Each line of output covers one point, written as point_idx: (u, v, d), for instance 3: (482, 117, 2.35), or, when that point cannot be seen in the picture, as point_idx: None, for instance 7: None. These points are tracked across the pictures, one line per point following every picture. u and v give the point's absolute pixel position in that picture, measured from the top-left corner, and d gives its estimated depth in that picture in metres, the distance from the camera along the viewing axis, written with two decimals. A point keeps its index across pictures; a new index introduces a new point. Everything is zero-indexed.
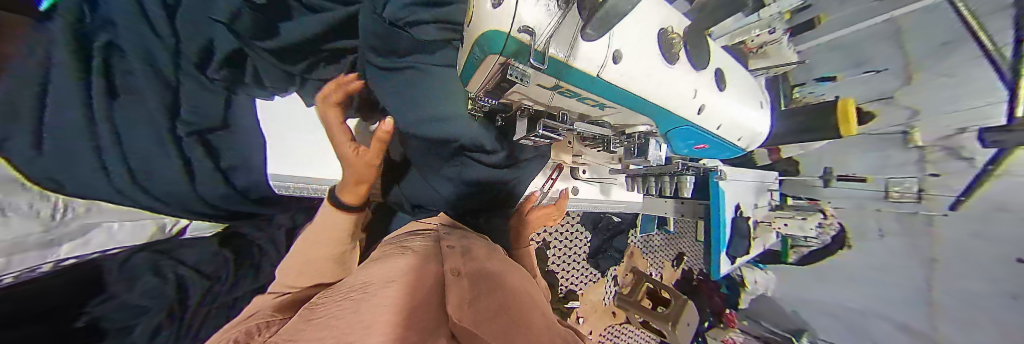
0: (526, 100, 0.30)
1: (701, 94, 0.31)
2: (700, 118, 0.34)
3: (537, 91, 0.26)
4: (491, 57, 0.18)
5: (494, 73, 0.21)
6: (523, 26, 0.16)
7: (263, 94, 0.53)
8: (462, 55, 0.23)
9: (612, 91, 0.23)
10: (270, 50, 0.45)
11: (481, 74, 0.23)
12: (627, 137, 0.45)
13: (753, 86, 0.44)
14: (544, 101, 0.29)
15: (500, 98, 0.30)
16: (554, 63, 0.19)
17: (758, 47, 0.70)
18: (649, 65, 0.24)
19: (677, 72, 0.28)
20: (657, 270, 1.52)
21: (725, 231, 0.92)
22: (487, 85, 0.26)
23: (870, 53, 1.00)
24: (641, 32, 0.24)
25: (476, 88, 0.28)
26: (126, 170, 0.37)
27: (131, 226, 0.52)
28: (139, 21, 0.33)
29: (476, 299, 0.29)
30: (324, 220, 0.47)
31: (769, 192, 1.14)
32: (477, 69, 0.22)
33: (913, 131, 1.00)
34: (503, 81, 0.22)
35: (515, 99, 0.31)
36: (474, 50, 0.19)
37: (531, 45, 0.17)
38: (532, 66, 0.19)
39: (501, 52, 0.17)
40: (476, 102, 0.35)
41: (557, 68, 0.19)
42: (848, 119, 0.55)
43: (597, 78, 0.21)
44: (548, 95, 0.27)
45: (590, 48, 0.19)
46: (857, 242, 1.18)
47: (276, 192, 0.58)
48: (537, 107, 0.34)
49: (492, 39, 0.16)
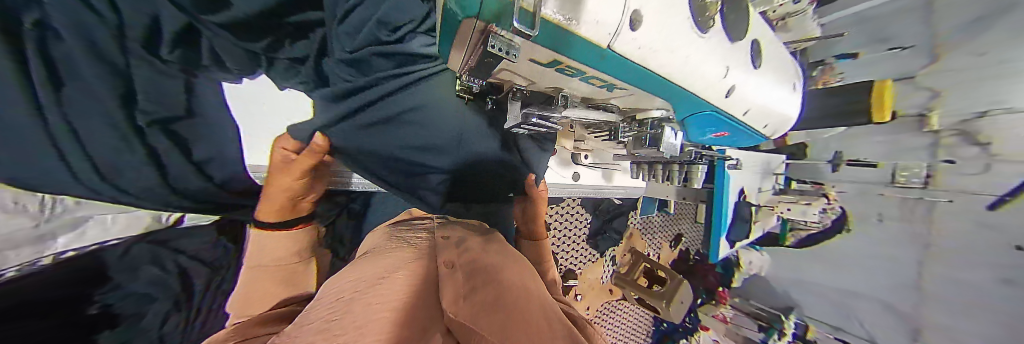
0: (517, 79, 0.27)
1: (732, 71, 0.27)
2: (727, 102, 0.30)
3: (531, 66, 0.22)
4: (470, 21, 0.15)
5: (477, 39, 0.17)
6: None
7: (229, 77, 0.47)
8: (441, 16, 0.19)
9: (627, 67, 0.20)
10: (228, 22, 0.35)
11: (463, 45, 0.20)
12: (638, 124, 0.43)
13: (786, 66, 0.39)
14: (539, 79, 0.26)
15: (488, 77, 0.27)
16: (550, 28, 0.14)
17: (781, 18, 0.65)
18: (676, 35, 0.20)
19: (709, 42, 0.23)
20: (654, 251, 1.54)
21: (726, 216, 0.91)
22: (469, 61, 0.23)
23: (898, 27, 0.93)
24: None
25: (460, 68, 0.26)
26: (99, 177, 0.34)
27: (125, 218, 0.50)
28: None
29: (471, 292, 0.28)
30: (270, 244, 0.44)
31: (774, 176, 1.11)
32: (458, 32, 0.18)
33: (930, 115, 0.95)
34: (490, 55, 0.18)
35: (506, 77, 0.27)
36: (455, 6, 0.16)
37: (515, 1, 0.12)
38: (519, 30, 0.14)
39: (480, 17, 0.14)
40: (464, 82, 0.32)
41: (557, 35, 0.15)
42: (882, 110, 0.58)
43: (607, 50, 0.17)
44: (545, 72, 0.24)
45: (604, 6, 0.14)
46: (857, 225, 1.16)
47: (258, 184, 0.55)
48: (532, 87, 0.30)
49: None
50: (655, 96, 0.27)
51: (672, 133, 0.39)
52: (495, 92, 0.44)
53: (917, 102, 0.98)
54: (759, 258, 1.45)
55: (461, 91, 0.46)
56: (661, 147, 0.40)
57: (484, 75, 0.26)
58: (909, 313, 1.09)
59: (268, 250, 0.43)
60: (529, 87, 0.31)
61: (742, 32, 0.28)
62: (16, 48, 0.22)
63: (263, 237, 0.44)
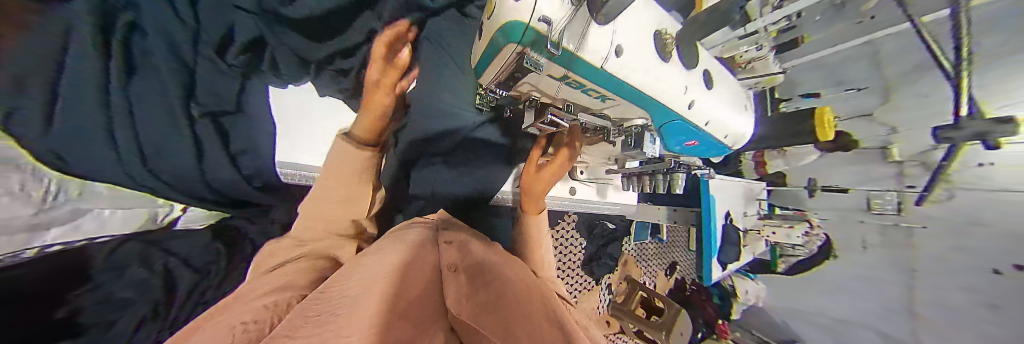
0: (534, 91, 0.33)
1: (690, 90, 0.35)
2: (690, 113, 0.37)
3: (547, 82, 0.29)
4: (511, 45, 0.22)
5: (510, 59, 0.24)
6: (543, 16, 0.19)
7: (278, 82, 0.52)
8: (482, 43, 0.26)
9: (614, 82, 0.27)
10: (293, 25, 0.43)
11: (497, 63, 0.26)
12: (625, 129, 0.46)
13: (738, 92, 0.47)
14: (552, 91, 0.32)
15: (509, 89, 0.32)
16: (565, 54, 0.22)
17: (747, 62, 0.75)
18: (648, 62, 0.28)
19: (670, 66, 0.31)
20: (651, 279, 1.51)
21: (716, 238, 0.95)
22: (500, 75, 0.28)
23: (851, 72, 1.08)
24: (642, 33, 0.27)
25: (488, 80, 0.32)
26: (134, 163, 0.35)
27: (122, 214, 0.49)
28: (164, 15, 0.33)
29: (473, 294, 0.30)
30: (349, 158, 0.43)
31: (757, 202, 1.18)
32: (495, 56, 0.25)
33: (890, 148, 1.06)
34: (518, 70, 0.25)
35: (524, 89, 0.33)
36: (497, 36, 0.22)
37: (548, 34, 0.20)
38: (547, 51, 0.22)
39: (519, 42, 0.21)
40: (485, 92, 0.37)
41: (568, 58, 0.23)
42: (823, 126, 0.64)
43: (600, 69, 0.24)
44: (556, 86, 0.30)
45: (598, 40, 0.22)
46: (841, 252, 1.21)
47: (283, 180, 0.57)
48: (544, 97, 0.36)
49: (514, 29, 0.20)
50: (637, 107, 0.34)
51: (653, 139, 0.47)
52: (512, 102, 0.50)
53: (879, 136, 1.09)
54: (755, 288, 1.45)
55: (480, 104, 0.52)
56: (643, 147, 0.46)
57: (507, 86, 0.31)
58: (906, 341, 1.07)
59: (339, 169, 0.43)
60: (543, 98, 0.36)
61: (693, 60, 0.36)
62: None
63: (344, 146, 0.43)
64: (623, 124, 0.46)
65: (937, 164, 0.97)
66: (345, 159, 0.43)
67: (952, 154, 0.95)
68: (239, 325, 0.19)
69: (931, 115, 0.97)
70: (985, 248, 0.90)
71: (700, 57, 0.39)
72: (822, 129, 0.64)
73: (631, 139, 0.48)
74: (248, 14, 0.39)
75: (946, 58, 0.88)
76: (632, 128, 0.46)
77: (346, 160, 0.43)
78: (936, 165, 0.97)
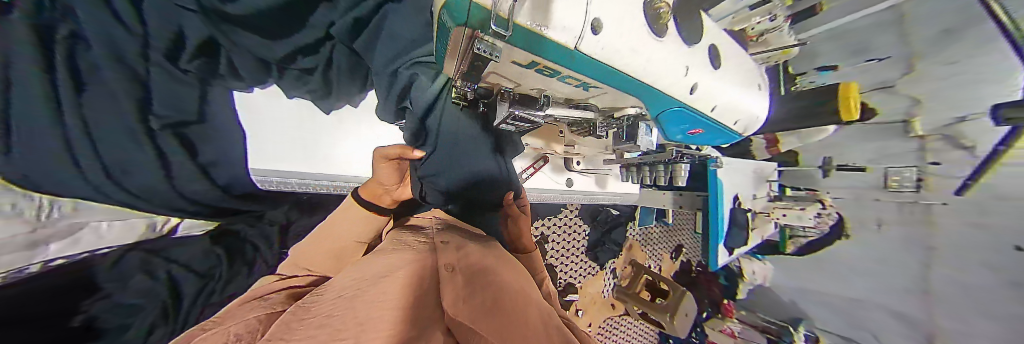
0: (504, 81, 0.30)
1: (692, 72, 0.31)
2: (692, 98, 0.33)
3: (515, 69, 0.26)
4: (460, 28, 0.19)
5: (465, 46, 0.21)
6: None
7: (240, 86, 0.47)
8: (438, 24, 0.23)
9: (594, 66, 0.24)
10: (235, 16, 0.35)
11: (455, 51, 0.23)
12: (614, 120, 0.45)
13: (751, 69, 0.43)
14: (522, 80, 0.29)
15: (478, 81, 0.30)
16: (520, 31, 0.18)
17: (759, 35, 0.68)
18: (635, 39, 0.24)
19: (666, 43, 0.28)
20: (656, 262, 1.51)
21: (722, 223, 0.92)
22: (461, 67, 0.26)
23: (875, 40, 0.98)
24: (627, 3, 0.24)
25: (454, 73, 0.30)
26: (120, 187, 0.33)
27: (119, 225, 0.49)
28: (108, 22, 0.27)
29: (471, 296, 0.28)
30: (352, 216, 0.44)
31: (768, 183, 1.13)
32: (450, 43, 0.22)
33: (913, 121, 0.98)
34: (477, 60, 0.22)
35: (495, 80, 0.31)
36: (445, 16, 0.20)
37: (493, 10, 0.17)
38: (495, 33, 0.18)
39: (465, 23, 0.18)
40: (458, 87, 0.35)
41: (525, 35, 0.19)
42: (849, 109, 0.60)
43: (575, 52, 0.21)
44: (525, 73, 0.27)
45: (568, 13, 0.19)
46: (855, 232, 1.17)
47: (259, 187, 0.55)
48: (518, 88, 0.33)
49: (457, 9, 0.18)
50: (629, 94, 0.31)
51: (649, 129, 0.45)
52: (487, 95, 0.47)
53: (899, 108, 1.00)
54: (762, 268, 1.44)
55: (456, 99, 0.50)
56: (637, 140, 0.45)
57: (474, 79, 0.29)
58: (919, 318, 1.05)
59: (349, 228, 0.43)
60: (516, 89, 0.33)
61: (696, 34, 0.32)
62: (32, 44, 0.22)
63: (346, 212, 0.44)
64: (612, 114, 0.44)
65: (992, 149, 0.85)
66: (348, 216, 0.44)
67: (1014, 135, 0.82)
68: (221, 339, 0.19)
69: (977, 82, 0.85)
70: (1011, 226, 0.84)
71: (705, 31, 0.35)
72: (848, 111, 0.60)
73: (622, 131, 0.47)
74: (194, 14, 0.34)
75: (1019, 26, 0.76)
76: (623, 119, 0.44)
77: (348, 216, 0.44)
78: (991, 150, 0.86)
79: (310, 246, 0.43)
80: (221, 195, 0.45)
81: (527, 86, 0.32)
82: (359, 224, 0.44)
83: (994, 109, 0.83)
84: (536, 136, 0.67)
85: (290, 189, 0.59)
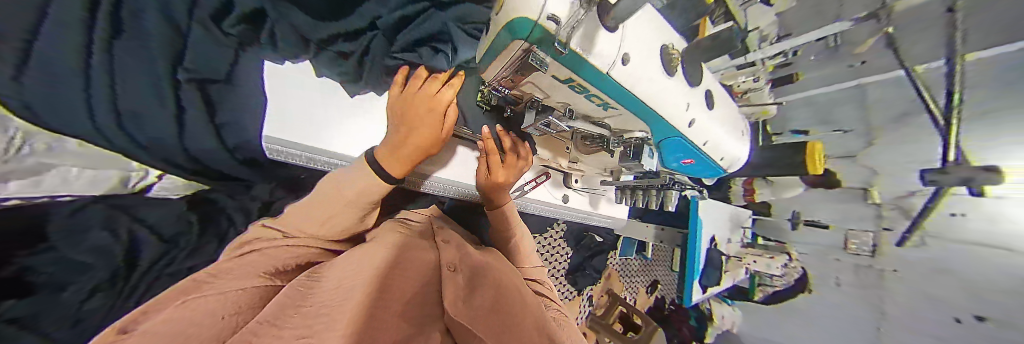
0: (536, 91, 0.37)
1: (691, 109, 0.38)
2: (689, 131, 0.40)
3: (552, 82, 0.32)
4: (518, 41, 0.25)
5: (517, 55, 0.28)
6: (551, 15, 0.22)
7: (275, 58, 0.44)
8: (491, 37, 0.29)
9: (613, 86, 0.30)
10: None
11: (507, 55, 0.28)
12: (625, 139, 0.49)
13: (738, 117, 0.49)
14: (555, 93, 0.35)
15: (516, 85, 0.36)
16: (571, 52, 0.25)
17: (743, 92, 0.76)
18: (651, 72, 0.31)
19: (673, 81, 0.34)
20: (632, 295, 1.51)
21: (698, 260, 0.96)
22: (510, 68, 0.31)
23: (839, 114, 1.11)
24: (649, 44, 0.31)
25: (494, 75, 0.35)
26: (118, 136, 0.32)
27: (88, 172, 0.42)
28: None
29: (471, 296, 0.29)
30: (355, 175, 0.36)
31: (742, 228, 1.20)
32: (502, 53, 0.29)
33: (872, 190, 1.10)
34: (525, 65, 0.29)
35: (529, 89, 0.37)
36: (505, 32, 0.26)
37: (554, 33, 0.23)
38: (554, 48, 0.25)
39: (527, 38, 0.24)
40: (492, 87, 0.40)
41: (573, 57, 0.26)
42: (813, 162, 0.68)
43: (606, 74, 0.28)
44: (559, 87, 0.33)
45: (606, 44, 0.26)
46: (818, 288, 1.23)
47: (266, 156, 0.48)
48: (547, 99, 0.39)
49: (523, 25, 0.23)
50: (639, 118, 0.37)
51: (650, 153, 0.49)
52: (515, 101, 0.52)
53: (860, 178, 1.12)
54: (729, 313, 1.47)
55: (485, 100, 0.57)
56: (640, 159, 0.48)
57: (513, 82, 0.35)
58: None
59: (352, 184, 0.36)
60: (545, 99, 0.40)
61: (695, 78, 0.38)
62: None
63: (353, 171, 0.37)
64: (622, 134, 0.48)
65: (921, 207, 1.00)
66: (351, 174, 0.36)
67: (937, 196, 0.98)
68: (210, 313, 0.20)
69: (912, 155, 1.00)
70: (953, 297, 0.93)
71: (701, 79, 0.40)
72: (813, 163, 0.68)
73: (630, 150, 0.50)
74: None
75: (937, 104, 0.93)
76: (632, 139, 0.49)
77: (352, 174, 0.36)
78: (920, 207, 1.00)
79: (306, 203, 0.35)
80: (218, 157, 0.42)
81: (555, 99, 0.38)
82: (370, 189, 0.36)
83: (923, 172, 0.98)
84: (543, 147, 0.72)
85: (294, 162, 0.52)
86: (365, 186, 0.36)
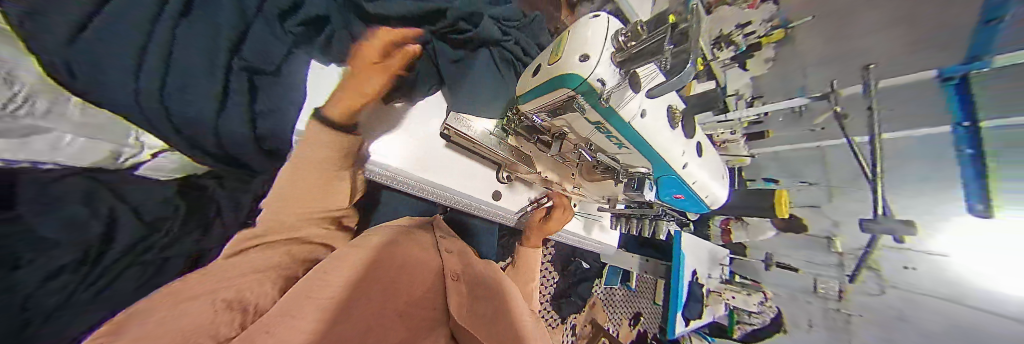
0: (568, 126, 0.53)
1: (685, 156, 0.53)
2: (682, 171, 0.54)
3: (584, 122, 0.48)
4: (565, 90, 0.40)
5: (562, 98, 0.42)
6: (598, 77, 0.37)
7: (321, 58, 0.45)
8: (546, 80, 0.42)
9: (627, 128, 0.45)
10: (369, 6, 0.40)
11: (554, 96, 0.43)
12: (630, 173, 0.62)
13: (717, 163, 0.60)
14: (586, 131, 0.50)
15: (555, 116, 0.50)
16: (606, 104, 0.41)
17: (722, 142, 0.87)
18: (654, 127, 0.47)
19: (673, 132, 0.50)
20: (614, 326, 1.48)
21: (681, 293, 0.99)
22: (555, 104, 0.45)
23: (807, 170, 1.20)
24: (657, 113, 0.47)
25: (536, 106, 0.47)
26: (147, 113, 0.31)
27: (82, 144, 0.31)
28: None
29: (472, 305, 0.33)
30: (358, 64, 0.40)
31: (720, 265, 1.26)
32: (552, 93, 0.42)
33: (835, 240, 1.16)
34: (567, 104, 0.44)
35: (562, 122, 0.52)
36: (559, 79, 0.40)
37: (597, 88, 0.38)
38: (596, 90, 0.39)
39: (574, 88, 0.39)
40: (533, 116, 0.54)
41: (607, 108, 0.42)
42: (781, 209, 0.75)
43: (630, 121, 0.44)
44: (589, 127, 0.49)
45: (632, 104, 0.42)
46: (792, 329, 1.28)
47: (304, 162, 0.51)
48: (575, 133, 0.54)
49: (574, 79, 0.38)
50: (642, 157, 0.52)
51: (649, 187, 0.60)
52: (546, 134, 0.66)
53: (824, 228, 1.19)
54: None
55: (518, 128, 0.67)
56: (643, 191, 0.59)
57: (553, 113, 0.49)
58: None
59: (363, 79, 0.41)
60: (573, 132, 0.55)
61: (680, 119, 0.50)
62: None
63: (360, 68, 0.41)
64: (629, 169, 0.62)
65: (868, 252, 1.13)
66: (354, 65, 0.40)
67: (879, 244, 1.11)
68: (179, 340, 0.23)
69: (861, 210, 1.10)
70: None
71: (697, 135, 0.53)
72: (780, 209, 0.75)
73: (633, 182, 0.61)
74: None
75: None
76: (635, 174, 0.61)
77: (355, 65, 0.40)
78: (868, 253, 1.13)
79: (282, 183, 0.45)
80: (244, 144, 0.35)
81: (579, 132, 0.53)
82: (372, 78, 0.41)
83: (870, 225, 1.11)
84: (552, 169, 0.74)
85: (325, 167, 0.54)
86: (370, 77, 0.41)
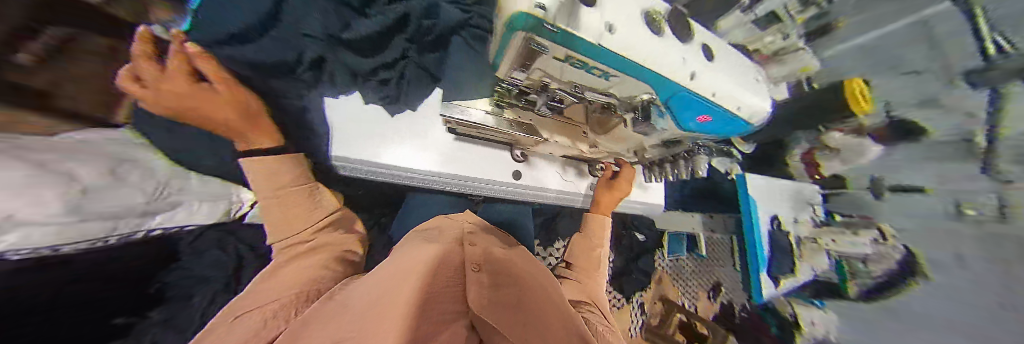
0: (546, 75, 0.41)
1: (690, 62, 0.36)
2: (696, 83, 0.38)
3: (557, 63, 0.36)
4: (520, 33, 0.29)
5: (523, 44, 0.31)
6: (540, 3, 0.25)
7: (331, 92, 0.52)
8: (501, 31, 0.33)
9: (612, 57, 0.32)
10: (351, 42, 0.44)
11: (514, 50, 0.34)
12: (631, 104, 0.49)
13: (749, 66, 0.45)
14: (563, 73, 0.39)
15: (526, 69, 0.40)
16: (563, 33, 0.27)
17: (773, 54, 0.68)
18: (643, 36, 0.32)
19: (664, 39, 0.35)
20: (687, 301, 1.33)
21: (761, 247, 0.84)
22: (523, 53, 0.35)
23: None
24: (631, 13, 0.31)
25: (511, 62, 0.38)
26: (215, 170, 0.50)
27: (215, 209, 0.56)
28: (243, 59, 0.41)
29: (494, 296, 0.27)
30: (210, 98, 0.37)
31: (809, 206, 0.97)
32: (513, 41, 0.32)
33: None
34: (531, 52, 0.33)
35: (538, 74, 0.41)
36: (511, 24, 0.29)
37: (543, 17, 0.25)
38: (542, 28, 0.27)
39: (525, 28, 0.28)
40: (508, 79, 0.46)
41: (566, 37, 0.28)
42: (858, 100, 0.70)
43: (599, 46, 0.29)
44: (564, 67, 0.37)
45: (591, 18, 0.28)
46: (933, 269, 0.83)
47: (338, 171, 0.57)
48: (556, 79, 0.43)
49: (520, 18, 0.26)
50: (636, 81, 0.37)
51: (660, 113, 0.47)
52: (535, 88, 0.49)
53: None
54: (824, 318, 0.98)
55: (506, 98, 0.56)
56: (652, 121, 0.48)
57: (524, 67, 0.39)
58: None
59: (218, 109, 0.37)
60: (555, 80, 0.43)
61: (689, 32, 0.37)
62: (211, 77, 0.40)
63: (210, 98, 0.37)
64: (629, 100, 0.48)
65: None
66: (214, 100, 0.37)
67: None
68: None
69: None
70: None
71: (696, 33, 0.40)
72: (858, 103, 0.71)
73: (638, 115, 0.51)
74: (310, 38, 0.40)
75: None
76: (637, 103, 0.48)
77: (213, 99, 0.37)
78: None
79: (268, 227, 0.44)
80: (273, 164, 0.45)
81: (561, 79, 0.42)
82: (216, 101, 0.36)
83: None
84: (560, 133, 0.61)
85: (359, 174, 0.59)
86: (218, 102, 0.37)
